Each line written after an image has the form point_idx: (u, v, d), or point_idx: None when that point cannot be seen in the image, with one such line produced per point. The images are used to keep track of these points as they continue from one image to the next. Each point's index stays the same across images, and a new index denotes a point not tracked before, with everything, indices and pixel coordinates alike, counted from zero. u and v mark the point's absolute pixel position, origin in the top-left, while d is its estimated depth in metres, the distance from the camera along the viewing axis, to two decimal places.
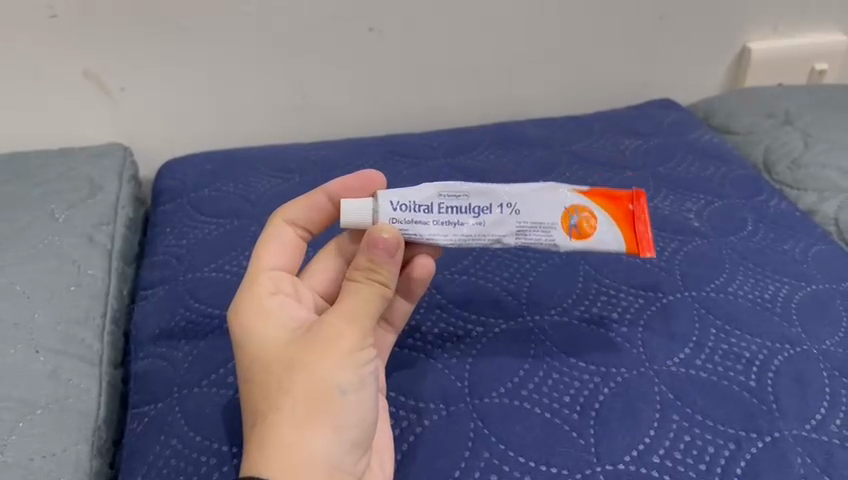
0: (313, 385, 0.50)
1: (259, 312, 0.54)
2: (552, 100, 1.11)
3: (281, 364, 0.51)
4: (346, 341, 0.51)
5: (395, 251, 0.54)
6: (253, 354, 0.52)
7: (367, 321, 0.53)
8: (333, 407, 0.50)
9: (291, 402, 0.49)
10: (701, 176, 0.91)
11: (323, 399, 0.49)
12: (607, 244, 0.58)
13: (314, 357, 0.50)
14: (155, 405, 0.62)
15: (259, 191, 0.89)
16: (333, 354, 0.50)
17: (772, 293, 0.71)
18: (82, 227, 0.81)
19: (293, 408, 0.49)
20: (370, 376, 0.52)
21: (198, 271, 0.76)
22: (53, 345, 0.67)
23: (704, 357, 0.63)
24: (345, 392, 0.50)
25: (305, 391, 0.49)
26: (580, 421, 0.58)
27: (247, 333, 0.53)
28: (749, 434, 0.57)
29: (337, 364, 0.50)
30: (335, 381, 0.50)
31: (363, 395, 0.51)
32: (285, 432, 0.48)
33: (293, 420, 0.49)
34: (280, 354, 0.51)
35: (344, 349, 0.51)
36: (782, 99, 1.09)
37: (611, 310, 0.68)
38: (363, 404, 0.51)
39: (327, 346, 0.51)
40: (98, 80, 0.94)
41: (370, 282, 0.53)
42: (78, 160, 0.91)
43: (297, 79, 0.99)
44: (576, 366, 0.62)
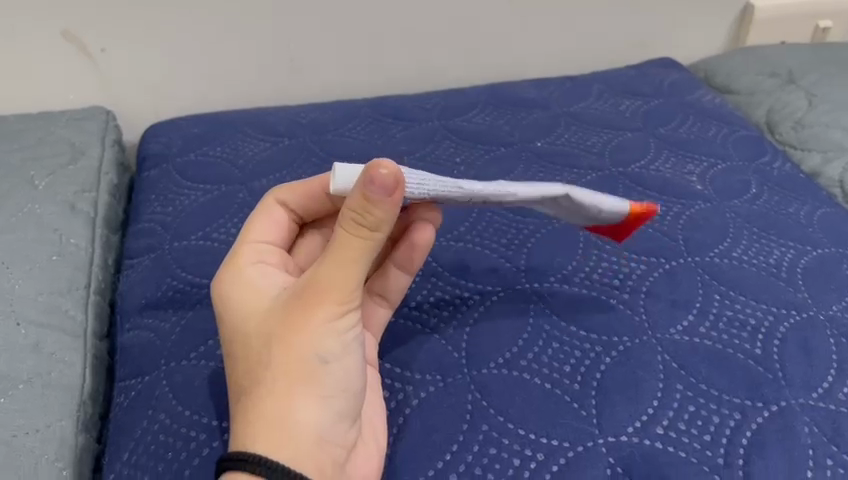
0: (291, 357, 0.47)
1: (239, 284, 0.52)
2: (549, 60, 1.08)
3: (260, 335, 0.49)
4: (326, 307, 0.47)
5: (391, 189, 0.45)
6: (233, 326, 0.50)
7: (353, 280, 0.47)
8: (313, 379, 0.47)
9: (270, 375, 0.47)
10: (703, 137, 0.89)
11: (301, 372, 0.47)
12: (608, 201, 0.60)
13: (292, 328, 0.48)
14: (143, 379, 0.60)
15: (248, 155, 0.86)
16: (310, 322, 0.47)
17: (777, 257, 0.69)
18: (63, 194, 0.78)
19: (272, 382, 0.47)
20: (355, 342, 0.50)
21: (185, 239, 0.73)
22: (35, 317, 0.64)
23: (708, 325, 0.61)
24: (324, 362, 0.48)
25: (283, 363, 0.47)
26: (582, 391, 0.56)
27: (227, 306, 0.51)
28: (754, 403, 0.55)
29: (316, 333, 0.47)
30: (312, 351, 0.47)
31: (347, 363, 0.49)
32: (265, 406, 0.47)
33: (273, 393, 0.47)
34: (258, 325, 0.49)
35: (325, 317, 0.47)
36: (785, 58, 1.06)
37: (612, 276, 0.66)
38: (345, 372, 0.49)
39: (304, 313, 0.48)
40: (78, 42, 0.90)
41: (359, 230, 0.46)
42: (58, 125, 0.88)
43: (286, 39, 0.96)
44: (577, 334, 0.60)
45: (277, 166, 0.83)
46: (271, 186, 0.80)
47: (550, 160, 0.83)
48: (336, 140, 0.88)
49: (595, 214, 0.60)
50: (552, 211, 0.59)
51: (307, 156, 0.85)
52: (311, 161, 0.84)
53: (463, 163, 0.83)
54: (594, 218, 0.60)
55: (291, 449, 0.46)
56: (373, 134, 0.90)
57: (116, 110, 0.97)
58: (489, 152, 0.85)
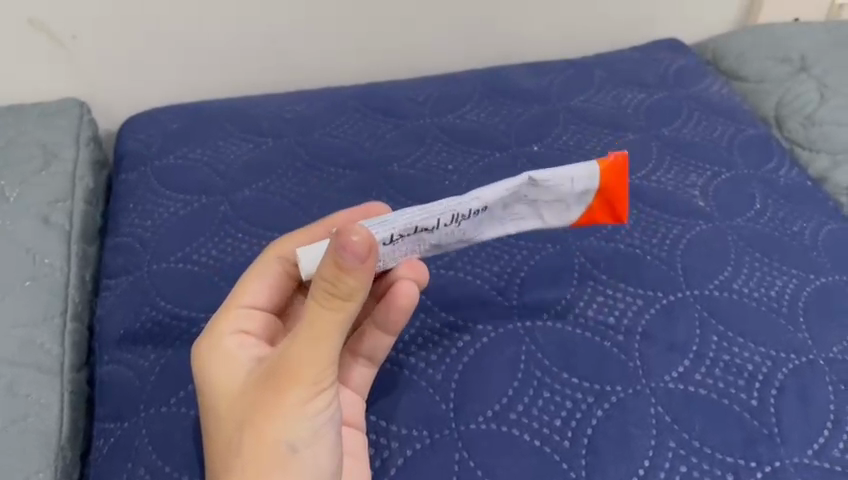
0: (262, 441, 0.46)
1: (220, 358, 0.51)
2: (549, 42, 1.02)
3: (235, 414, 0.48)
4: (296, 386, 0.46)
5: (365, 255, 0.43)
6: (211, 402, 0.50)
7: (324, 358, 0.45)
8: (284, 464, 0.46)
9: (241, 458, 0.46)
10: (708, 139, 0.85)
11: (272, 459, 0.46)
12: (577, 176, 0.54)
13: (263, 409, 0.46)
14: (121, 424, 0.59)
15: (230, 158, 0.81)
16: (282, 406, 0.46)
17: (779, 289, 0.66)
18: (36, 205, 0.74)
19: (242, 465, 0.46)
20: (331, 421, 0.48)
21: (165, 260, 0.70)
22: (9, 354, 0.62)
23: (704, 371, 0.59)
24: (296, 448, 0.46)
25: (253, 446, 0.46)
26: (571, 449, 0.55)
27: (207, 381, 0.51)
28: (748, 463, 0.54)
29: (287, 415, 0.46)
30: (283, 438, 0.46)
31: (321, 444, 0.47)
32: None
33: (242, 478, 0.46)
34: (234, 404, 0.48)
35: (296, 398, 0.46)
36: (798, 40, 1.01)
37: (607, 313, 0.63)
38: (320, 458, 0.47)
39: (276, 397, 0.46)
40: (47, 31, 0.84)
41: (331, 302, 0.44)
42: (29, 122, 0.83)
43: (269, 25, 0.90)
44: (568, 382, 0.58)
45: (260, 173, 0.79)
46: (254, 198, 0.76)
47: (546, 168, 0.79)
48: (322, 141, 0.84)
49: (571, 187, 0.54)
50: (537, 210, 0.55)
51: (292, 160, 0.81)
52: (296, 168, 0.80)
53: (456, 172, 0.79)
54: (574, 203, 0.55)
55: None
56: (362, 133, 0.85)
57: (92, 98, 0.92)
58: (482, 159, 0.81)
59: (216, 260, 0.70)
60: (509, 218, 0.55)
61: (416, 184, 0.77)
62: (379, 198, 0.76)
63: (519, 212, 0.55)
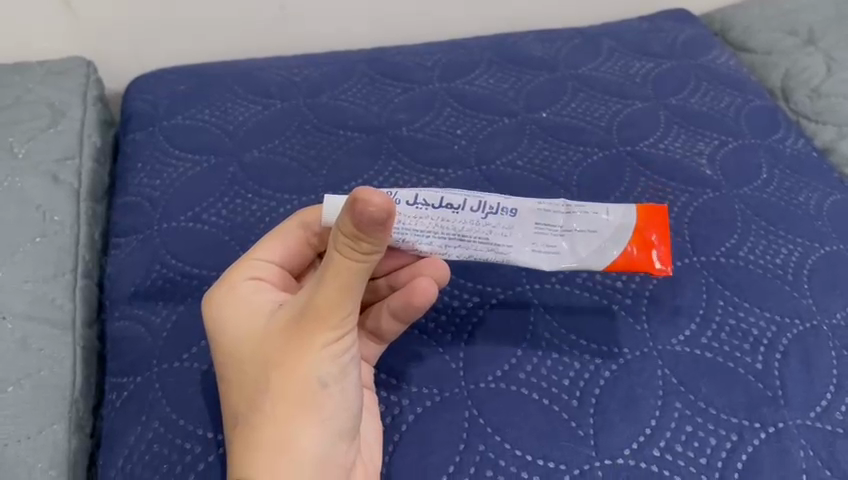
0: (287, 383, 0.47)
1: (236, 307, 0.52)
2: (558, 10, 1.02)
3: (256, 359, 0.49)
4: (320, 331, 0.47)
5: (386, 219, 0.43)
6: (230, 347, 0.51)
7: (346, 304, 0.47)
8: (310, 406, 0.47)
9: (266, 400, 0.47)
10: (715, 109, 0.85)
11: (301, 394, 0.47)
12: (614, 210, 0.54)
13: (287, 353, 0.48)
14: (135, 379, 0.60)
15: (238, 120, 0.81)
16: (311, 343, 0.47)
17: (784, 257, 0.67)
18: (44, 164, 0.74)
19: (269, 407, 0.47)
20: (351, 363, 0.49)
21: (174, 220, 0.71)
22: (21, 309, 0.62)
23: (710, 335, 0.60)
24: (325, 384, 0.48)
25: (279, 388, 0.47)
26: (580, 409, 0.55)
27: (223, 327, 0.52)
28: (752, 424, 0.55)
29: (311, 359, 0.47)
30: (312, 375, 0.47)
31: (344, 385, 0.49)
32: (262, 432, 0.47)
33: (270, 419, 0.47)
34: (255, 349, 0.49)
35: (319, 342, 0.47)
36: (806, 12, 1.00)
37: (616, 278, 0.64)
38: (346, 393, 0.49)
39: (304, 336, 0.47)
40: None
41: (354, 253, 0.45)
42: (36, 81, 0.83)
43: None
44: (577, 344, 0.59)
45: (269, 136, 0.79)
46: (263, 160, 0.76)
47: (555, 135, 0.79)
48: (331, 105, 0.83)
49: (606, 221, 0.53)
50: (571, 244, 0.53)
51: (301, 123, 0.81)
52: (304, 131, 0.80)
53: (465, 137, 0.79)
54: (607, 239, 0.53)
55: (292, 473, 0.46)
56: (370, 97, 0.85)
57: (97, 58, 0.91)
58: (491, 125, 0.81)
59: (226, 221, 0.70)
60: (541, 246, 0.53)
61: (425, 149, 0.77)
62: (388, 162, 0.76)
63: (552, 243, 0.53)
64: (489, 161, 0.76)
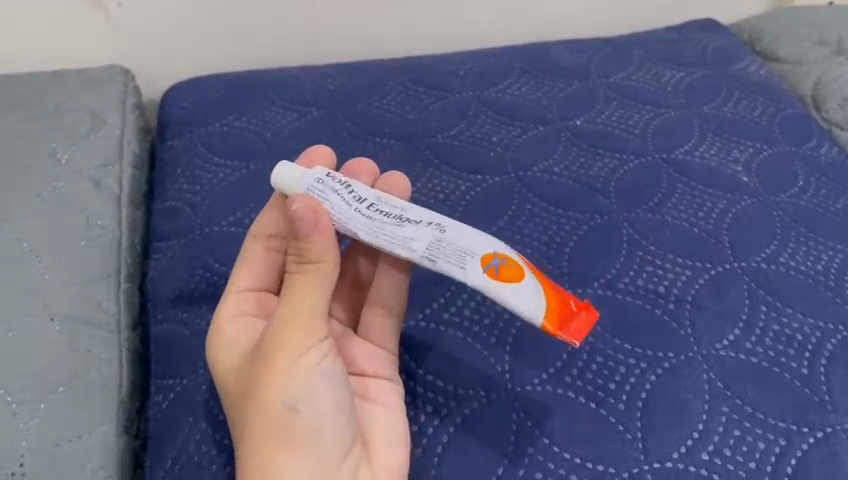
0: (259, 410, 0.48)
1: (222, 340, 0.54)
2: (586, 21, 1.02)
3: (238, 392, 0.50)
4: (286, 353, 0.48)
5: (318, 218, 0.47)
6: (222, 382, 0.53)
7: (307, 321, 0.48)
8: (284, 430, 0.48)
9: (246, 430, 0.49)
10: (749, 117, 0.85)
11: (274, 424, 0.48)
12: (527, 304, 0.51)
13: (256, 381, 0.49)
14: (181, 381, 0.60)
15: (275, 127, 0.82)
16: (276, 369, 0.48)
17: (825, 263, 0.67)
18: (86, 169, 0.75)
19: (249, 436, 0.49)
20: (327, 384, 0.49)
21: (216, 224, 0.71)
22: (69, 311, 0.63)
23: (754, 340, 0.60)
24: (296, 408, 0.48)
25: (254, 417, 0.48)
26: (627, 412, 0.56)
27: (214, 362, 0.54)
28: (800, 429, 0.55)
29: (278, 383, 0.48)
30: (278, 402, 0.48)
31: (319, 405, 0.49)
32: (249, 460, 0.48)
33: (251, 448, 0.48)
34: (236, 381, 0.51)
35: (284, 364, 0.48)
36: (836, 21, 1.01)
37: (657, 283, 0.64)
38: (321, 415, 0.49)
39: (268, 363, 0.48)
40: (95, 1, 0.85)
41: (306, 270, 0.48)
42: (76, 88, 0.84)
43: None
44: (621, 348, 0.59)
45: (306, 142, 0.80)
46: None
47: (591, 142, 0.80)
48: (366, 113, 0.84)
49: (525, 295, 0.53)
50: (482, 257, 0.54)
51: (337, 131, 0.82)
52: (341, 138, 0.81)
53: (501, 144, 0.80)
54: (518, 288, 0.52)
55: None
56: (405, 105, 0.86)
57: (134, 66, 0.92)
58: (526, 132, 0.81)
59: None
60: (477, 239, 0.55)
61: (461, 156, 0.78)
62: (425, 168, 0.77)
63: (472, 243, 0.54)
64: (526, 167, 0.76)
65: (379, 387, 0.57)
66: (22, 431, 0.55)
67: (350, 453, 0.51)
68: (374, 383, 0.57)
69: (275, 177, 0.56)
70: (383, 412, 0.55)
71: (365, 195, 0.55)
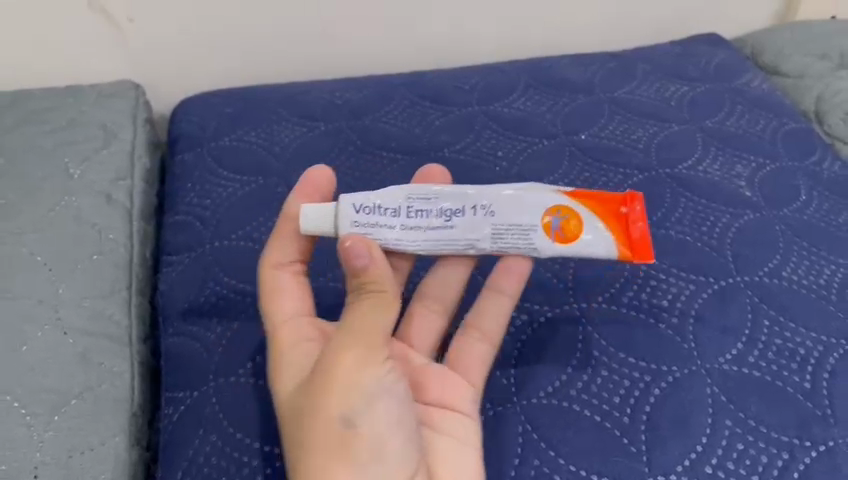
0: (321, 425, 0.49)
1: (282, 365, 0.55)
2: (591, 36, 1.03)
3: (295, 410, 0.51)
4: (344, 369, 0.49)
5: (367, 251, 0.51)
6: (282, 405, 0.53)
7: (369, 340, 0.50)
8: (344, 445, 0.48)
9: (305, 446, 0.49)
10: (752, 132, 0.86)
11: (335, 438, 0.48)
12: (597, 251, 0.56)
13: (316, 397, 0.49)
14: (191, 393, 0.61)
15: (283, 141, 0.83)
16: (337, 383, 0.49)
17: (827, 277, 0.68)
18: (98, 183, 0.76)
19: (309, 451, 0.49)
20: (387, 403, 0.50)
21: (226, 238, 0.72)
22: (81, 324, 0.64)
23: (757, 354, 0.61)
24: (352, 425, 0.49)
25: (316, 432, 0.49)
26: (631, 425, 0.56)
27: (274, 386, 0.55)
28: (802, 442, 0.56)
29: (341, 398, 0.49)
30: (339, 416, 0.49)
31: (381, 424, 0.50)
32: (313, 476, 0.48)
33: (315, 464, 0.48)
34: (294, 400, 0.51)
35: (344, 379, 0.49)
36: (838, 37, 1.02)
37: (661, 296, 0.65)
38: (381, 433, 0.49)
39: (327, 377, 0.49)
40: (107, 17, 0.86)
41: (362, 297, 0.51)
42: (88, 103, 0.85)
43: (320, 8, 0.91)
44: (626, 361, 0.60)
45: (315, 156, 0.81)
46: None
47: (595, 157, 0.81)
48: (373, 128, 0.85)
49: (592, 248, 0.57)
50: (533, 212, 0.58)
51: (345, 145, 0.83)
52: (349, 152, 0.82)
53: (506, 159, 0.81)
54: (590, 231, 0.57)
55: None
56: (412, 120, 0.87)
57: (144, 81, 0.93)
58: (532, 146, 0.82)
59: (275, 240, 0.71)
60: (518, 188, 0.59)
61: (467, 171, 0.79)
62: None
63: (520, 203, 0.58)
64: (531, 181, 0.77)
65: (449, 419, 0.56)
66: (36, 443, 0.56)
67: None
68: (442, 413, 0.57)
69: (304, 225, 0.58)
70: (453, 446, 0.55)
71: (398, 204, 0.58)
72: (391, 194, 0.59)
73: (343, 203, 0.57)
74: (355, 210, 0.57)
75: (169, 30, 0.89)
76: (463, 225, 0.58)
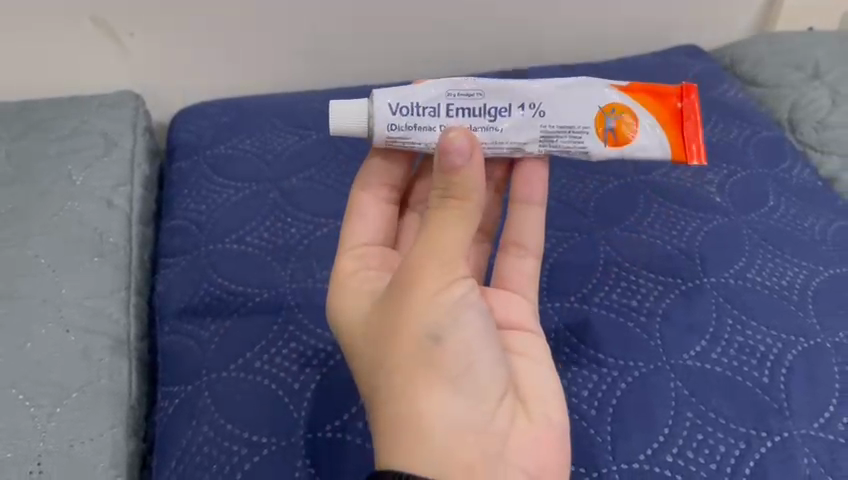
0: (405, 346, 0.48)
1: (349, 293, 0.54)
2: (575, 47, 1.07)
3: (375, 333, 0.50)
4: (428, 286, 0.48)
5: (470, 152, 0.47)
6: (354, 332, 0.52)
7: (449, 252, 0.48)
8: (434, 362, 0.48)
9: (390, 369, 0.48)
10: (726, 139, 0.90)
11: (421, 357, 0.48)
12: (652, 149, 0.57)
13: (398, 316, 0.48)
14: (185, 387, 0.65)
15: (277, 149, 0.87)
16: (420, 301, 0.48)
17: (790, 279, 0.71)
18: (99, 189, 0.80)
19: (395, 373, 0.48)
20: (471, 316, 0.50)
21: (220, 241, 0.76)
22: (82, 322, 0.68)
23: (719, 350, 0.65)
24: (437, 342, 0.48)
25: (399, 352, 0.48)
26: (598, 417, 0.60)
27: (341, 314, 0.54)
28: (759, 433, 0.59)
29: (422, 313, 0.48)
30: (423, 333, 0.48)
31: (466, 340, 0.49)
32: (401, 398, 0.48)
33: (402, 384, 0.48)
34: (372, 323, 0.50)
35: (428, 296, 0.48)
36: (814, 47, 1.05)
37: (630, 297, 0.69)
38: (467, 348, 0.49)
39: (407, 297, 0.48)
40: (110, 32, 0.90)
41: (443, 212, 0.48)
42: (90, 112, 0.89)
43: (312, 21, 0.95)
44: (595, 357, 0.64)
45: (306, 163, 0.85)
46: (301, 187, 0.82)
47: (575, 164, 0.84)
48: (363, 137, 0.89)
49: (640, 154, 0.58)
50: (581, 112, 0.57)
51: (335, 153, 0.87)
52: (338, 160, 0.86)
53: None
54: (646, 130, 0.57)
55: (442, 458, 0.46)
56: None
57: (145, 91, 0.97)
58: None
59: (267, 243, 0.75)
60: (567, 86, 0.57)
61: None
62: None
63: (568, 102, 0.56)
64: None
65: (519, 338, 0.58)
66: (40, 433, 0.60)
67: (505, 398, 0.51)
68: (514, 333, 0.58)
69: (337, 124, 0.54)
70: (530, 366, 0.56)
71: (439, 103, 0.55)
72: (427, 90, 0.55)
73: (379, 101, 0.54)
74: (392, 110, 0.54)
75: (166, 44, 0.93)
76: (508, 129, 0.56)
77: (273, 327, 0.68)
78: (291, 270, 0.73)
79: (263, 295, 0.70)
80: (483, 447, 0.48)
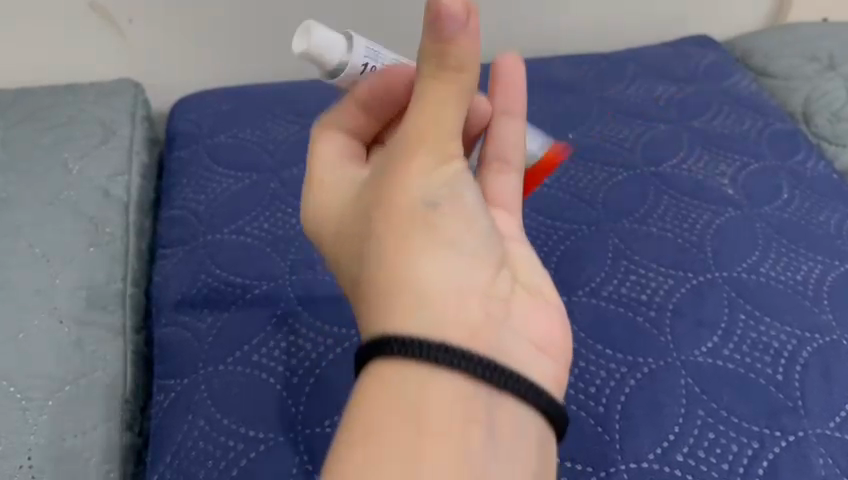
0: (392, 210, 0.43)
1: (331, 183, 0.50)
2: (584, 37, 1.05)
3: (359, 218, 0.46)
4: (420, 161, 0.43)
5: (465, 18, 0.41)
6: (338, 225, 0.48)
7: (447, 125, 0.43)
8: (428, 224, 0.43)
9: (376, 239, 0.43)
10: (738, 131, 0.87)
11: (409, 220, 0.43)
12: None
13: (386, 188, 0.44)
14: (181, 381, 0.63)
15: (278, 138, 0.85)
16: (410, 167, 0.43)
17: (804, 273, 0.69)
18: (96, 178, 0.78)
19: (379, 240, 0.43)
20: (468, 188, 0.45)
21: (219, 232, 0.74)
22: (77, 313, 0.66)
23: (731, 347, 0.63)
24: (435, 203, 0.43)
25: (385, 218, 0.43)
26: (606, 414, 0.58)
27: (320, 210, 0.50)
28: (772, 432, 0.57)
29: (413, 180, 0.43)
30: (415, 195, 0.43)
31: (460, 218, 0.44)
32: (387, 266, 0.42)
33: (390, 253, 0.42)
34: (358, 212, 0.46)
35: (419, 168, 0.43)
36: (828, 39, 1.03)
37: (640, 291, 0.67)
38: (460, 218, 0.44)
39: (398, 166, 0.44)
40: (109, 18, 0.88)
41: (437, 74, 0.43)
42: (88, 101, 0.87)
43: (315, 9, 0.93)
44: (603, 353, 0.62)
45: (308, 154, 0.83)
46: (302, 177, 0.80)
47: (582, 156, 0.82)
48: None
49: None
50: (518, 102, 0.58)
51: None
52: None
53: None
54: None
55: (439, 315, 0.40)
56: None
57: (144, 79, 0.95)
58: None
59: (268, 234, 0.73)
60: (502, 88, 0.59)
61: None
62: None
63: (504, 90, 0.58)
64: None
65: (512, 231, 0.52)
66: (31, 426, 0.58)
67: (503, 270, 0.46)
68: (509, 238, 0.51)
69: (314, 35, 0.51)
70: (531, 257, 0.50)
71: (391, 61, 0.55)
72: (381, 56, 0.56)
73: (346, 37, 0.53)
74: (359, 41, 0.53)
75: (167, 30, 0.91)
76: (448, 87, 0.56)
77: (272, 320, 0.66)
78: (290, 262, 0.71)
79: (262, 287, 0.69)
80: (485, 317, 0.42)
